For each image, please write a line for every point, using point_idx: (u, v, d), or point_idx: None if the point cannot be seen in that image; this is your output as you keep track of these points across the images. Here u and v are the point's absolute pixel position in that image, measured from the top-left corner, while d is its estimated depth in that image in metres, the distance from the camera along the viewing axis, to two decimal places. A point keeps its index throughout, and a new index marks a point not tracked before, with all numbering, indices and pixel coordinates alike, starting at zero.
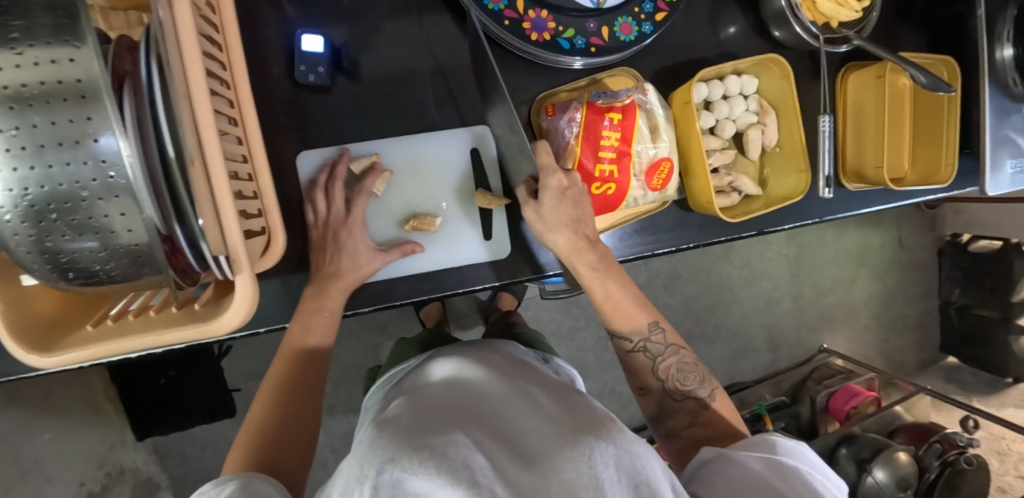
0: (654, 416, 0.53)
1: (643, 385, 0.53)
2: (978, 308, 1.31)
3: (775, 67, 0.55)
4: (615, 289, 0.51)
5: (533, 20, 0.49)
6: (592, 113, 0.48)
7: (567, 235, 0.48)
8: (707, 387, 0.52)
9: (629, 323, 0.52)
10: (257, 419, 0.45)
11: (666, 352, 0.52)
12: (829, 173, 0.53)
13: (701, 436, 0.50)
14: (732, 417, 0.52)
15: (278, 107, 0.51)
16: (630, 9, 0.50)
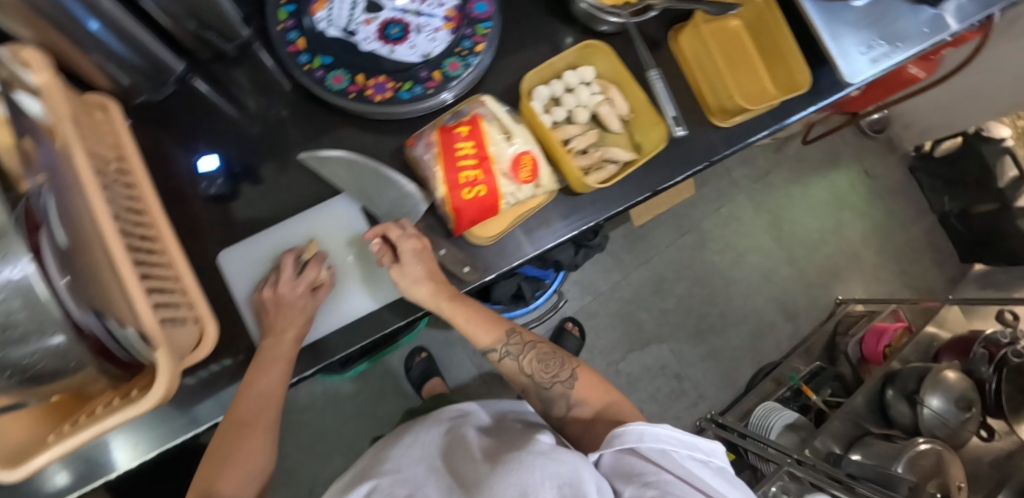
0: (542, 410, 0.61)
1: (525, 387, 0.61)
2: (977, 206, 1.27)
3: (599, 50, 0.61)
4: (477, 317, 0.59)
5: (374, 86, 0.57)
6: (445, 133, 0.53)
7: (424, 287, 0.54)
8: (567, 369, 0.59)
9: (483, 339, 0.60)
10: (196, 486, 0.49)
11: (525, 352, 0.60)
12: (674, 114, 0.60)
13: (584, 416, 0.58)
14: (601, 387, 0.59)
15: (194, 223, 0.59)
16: (452, 51, 0.58)
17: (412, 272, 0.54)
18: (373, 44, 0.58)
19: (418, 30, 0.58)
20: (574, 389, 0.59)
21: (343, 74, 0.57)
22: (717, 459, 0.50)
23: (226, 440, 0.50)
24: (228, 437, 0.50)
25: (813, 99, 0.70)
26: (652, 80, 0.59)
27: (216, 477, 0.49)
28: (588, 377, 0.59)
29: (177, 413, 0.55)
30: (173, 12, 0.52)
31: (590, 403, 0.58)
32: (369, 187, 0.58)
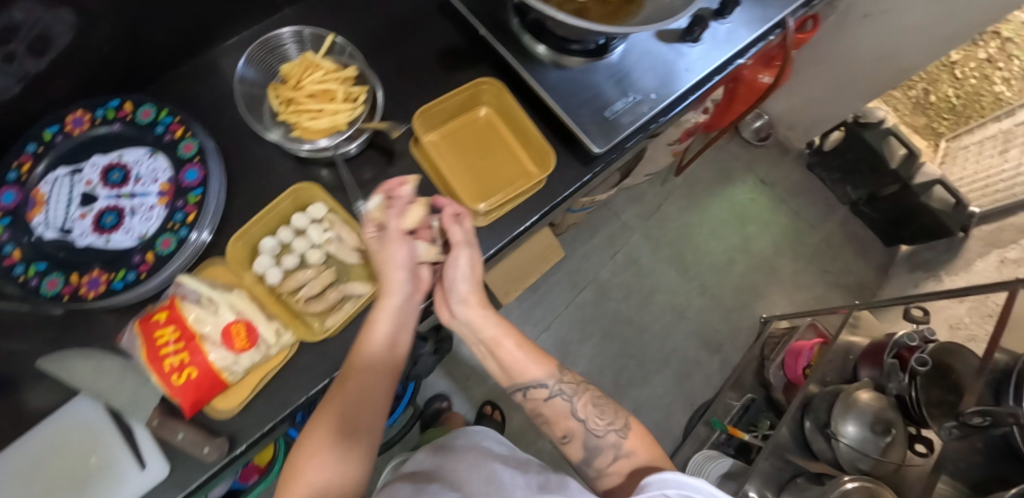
0: (581, 459, 0.54)
1: (566, 432, 0.54)
2: (884, 189, 1.22)
3: (317, 189, 0.59)
4: (529, 353, 0.55)
5: (88, 281, 0.56)
6: (144, 325, 0.52)
7: (471, 281, 0.54)
8: (621, 418, 0.53)
9: (531, 372, 0.55)
10: (319, 432, 0.46)
11: (577, 393, 0.55)
12: (382, 247, 0.57)
13: (626, 471, 0.51)
14: (651, 447, 0.52)
15: None
16: (165, 227, 0.57)
17: (457, 236, 0.53)
18: (88, 237, 0.57)
19: (133, 213, 0.58)
20: (627, 440, 0.52)
21: (58, 276, 0.55)
22: None
23: (343, 404, 0.48)
24: (344, 408, 0.48)
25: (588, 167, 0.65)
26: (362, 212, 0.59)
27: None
28: (640, 433, 0.53)
29: None
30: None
31: (638, 457, 0.51)
32: (100, 380, 0.56)
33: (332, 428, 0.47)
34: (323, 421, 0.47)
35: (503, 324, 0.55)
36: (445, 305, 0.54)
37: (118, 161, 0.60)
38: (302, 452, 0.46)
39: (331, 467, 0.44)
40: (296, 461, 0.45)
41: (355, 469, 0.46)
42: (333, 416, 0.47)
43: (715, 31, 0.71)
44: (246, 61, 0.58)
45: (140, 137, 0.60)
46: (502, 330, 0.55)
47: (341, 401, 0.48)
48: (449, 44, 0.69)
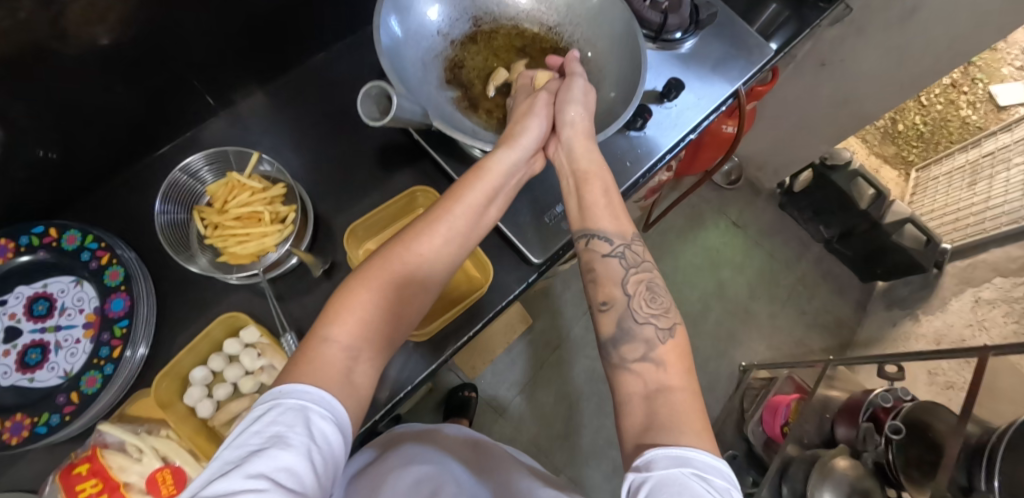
0: (609, 338, 0.47)
1: (607, 299, 0.49)
2: (856, 227, 1.21)
3: (245, 317, 0.57)
4: (614, 200, 0.53)
5: (9, 426, 0.53)
6: (65, 477, 0.49)
7: (580, 118, 0.54)
8: (670, 321, 0.47)
9: (616, 225, 0.51)
10: (372, 283, 0.42)
11: (637, 267, 0.50)
12: None
13: (650, 377, 0.43)
14: (692, 379, 0.43)
15: None
16: (91, 363, 0.55)
17: (574, 95, 0.54)
18: (11, 376, 0.55)
19: (58, 348, 0.56)
20: (667, 346, 0.45)
21: None
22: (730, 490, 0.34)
23: (411, 256, 0.44)
24: (405, 249, 0.44)
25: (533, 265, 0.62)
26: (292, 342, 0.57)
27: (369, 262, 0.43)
28: (683, 352, 0.45)
29: None
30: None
31: (671, 371, 0.43)
32: None
33: (404, 273, 0.44)
34: (375, 272, 0.43)
35: (595, 165, 0.53)
36: (535, 140, 0.53)
37: (44, 291, 0.58)
38: (383, 280, 0.42)
39: (366, 325, 0.40)
40: (327, 314, 0.40)
41: (388, 338, 0.42)
42: (395, 268, 0.43)
43: (659, 115, 0.70)
44: (162, 203, 0.56)
45: (65, 264, 0.59)
46: (595, 166, 0.53)
47: (406, 244, 0.45)
48: (386, 141, 0.68)
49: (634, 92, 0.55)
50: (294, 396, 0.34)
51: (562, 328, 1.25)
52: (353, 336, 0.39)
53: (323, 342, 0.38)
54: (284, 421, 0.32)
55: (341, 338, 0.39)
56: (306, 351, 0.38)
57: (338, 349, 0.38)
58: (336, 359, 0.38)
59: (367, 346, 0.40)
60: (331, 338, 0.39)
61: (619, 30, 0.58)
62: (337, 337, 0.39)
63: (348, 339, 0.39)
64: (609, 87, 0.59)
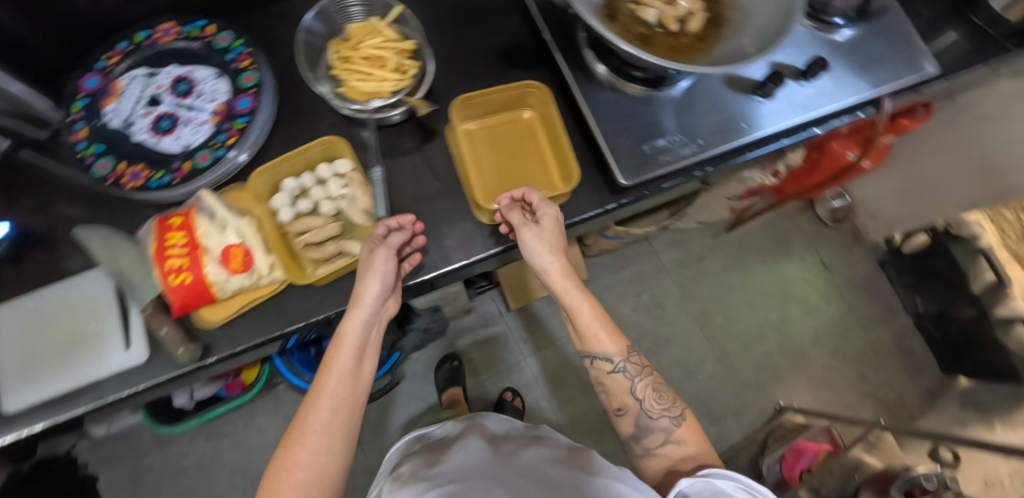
0: (630, 435, 0.57)
1: (621, 405, 0.58)
2: (955, 309, 1.10)
3: (344, 144, 0.61)
4: (587, 299, 0.56)
5: (130, 173, 0.61)
6: (159, 225, 0.56)
7: (555, 256, 0.56)
8: (678, 408, 0.56)
9: (602, 344, 0.56)
10: (290, 445, 0.45)
11: (641, 372, 0.57)
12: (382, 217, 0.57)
13: (672, 455, 0.54)
14: (702, 442, 0.55)
15: None
16: (207, 143, 0.61)
17: (551, 236, 0.55)
18: (144, 135, 0.63)
19: (185, 123, 0.63)
20: (679, 430, 0.55)
21: (109, 162, 0.62)
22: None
23: (327, 402, 0.47)
24: (318, 398, 0.47)
25: (615, 197, 0.63)
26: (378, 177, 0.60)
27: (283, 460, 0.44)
28: (693, 428, 0.56)
29: None
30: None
31: (688, 447, 0.54)
32: (117, 258, 0.61)
33: (320, 416, 0.46)
34: (290, 434, 0.45)
35: (566, 266, 0.56)
36: (378, 293, 0.51)
37: (186, 75, 0.65)
38: (297, 433, 0.45)
39: (316, 469, 0.44)
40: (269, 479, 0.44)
41: (339, 465, 0.46)
42: (301, 421, 0.46)
43: (792, 90, 0.67)
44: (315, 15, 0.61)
45: (211, 58, 0.65)
46: (565, 267, 0.56)
47: (318, 398, 0.47)
48: (512, 42, 0.70)
49: (769, 47, 0.52)
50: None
51: None
52: (300, 479, 0.43)
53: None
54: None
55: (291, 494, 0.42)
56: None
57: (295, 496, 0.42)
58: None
59: (318, 481, 0.44)
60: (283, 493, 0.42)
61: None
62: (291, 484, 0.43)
63: None
64: (746, 37, 0.55)
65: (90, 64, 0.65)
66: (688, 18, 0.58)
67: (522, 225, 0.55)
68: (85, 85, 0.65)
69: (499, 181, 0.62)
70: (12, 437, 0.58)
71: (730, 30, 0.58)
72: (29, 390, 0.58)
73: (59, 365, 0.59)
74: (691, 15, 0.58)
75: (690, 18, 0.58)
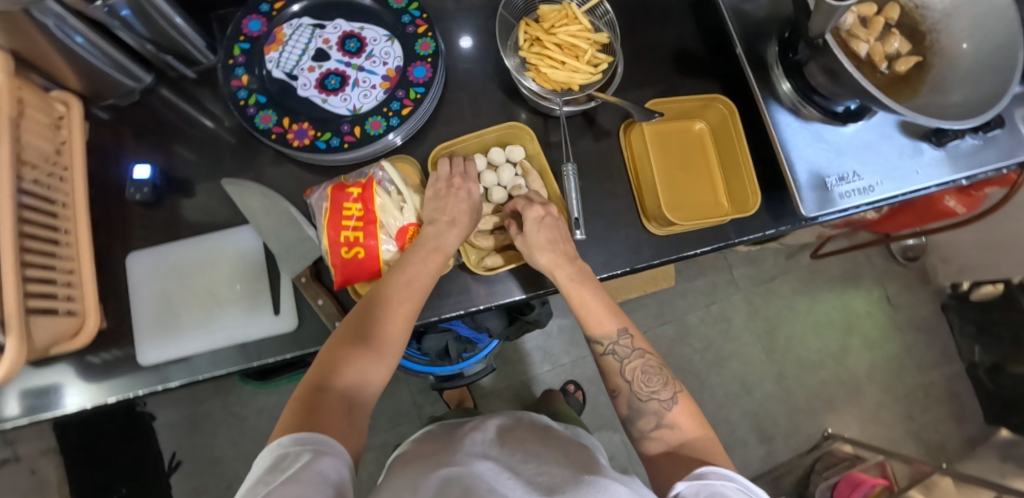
0: (625, 418, 0.52)
1: (615, 389, 0.54)
2: (1012, 365, 1.11)
3: (525, 133, 0.61)
4: (583, 286, 0.54)
5: (296, 130, 0.58)
6: (337, 192, 0.54)
7: (548, 253, 0.54)
8: (670, 389, 0.51)
9: (598, 325, 0.54)
10: (330, 352, 0.47)
11: (631, 355, 0.53)
12: (577, 217, 0.57)
13: (668, 441, 0.49)
14: (700, 426, 0.49)
15: (134, 215, 0.63)
16: (379, 110, 0.59)
17: (535, 238, 0.55)
18: (310, 91, 0.60)
19: (355, 85, 0.60)
20: (671, 413, 0.50)
21: (271, 114, 0.59)
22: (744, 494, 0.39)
23: (381, 333, 0.49)
24: (370, 321, 0.49)
25: (775, 222, 0.64)
26: (566, 173, 0.58)
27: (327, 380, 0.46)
28: (689, 410, 0.50)
29: (41, 389, 0.58)
30: (148, 36, 0.57)
31: (682, 431, 0.49)
32: (269, 218, 0.59)
33: (347, 357, 0.47)
34: (333, 342, 0.48)
35: (558, 258, 0.54)
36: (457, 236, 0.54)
37: (355, 32, 0.62)
38: (342, 348, 0.48)
39: (351, 385, 0.46)
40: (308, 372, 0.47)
41: (369, 394, 0.48)
42: (347, 333, 0.49)
43: (962, 144, 0.63)
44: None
45: (383, 17, 0.62)
46: (557, 260, 0.54)
47: (372, 322, 0.49)
48: (681, 48, 0.68)
49: (976, 115, 0.50)
50: (299, 435, 0.39)
51: (674, 308, 1.21)
52: (342, 390, 0.45)
53: (311, 394, 0.44)
54: (305, 444, 0.38)
55: (332, 391, 0.45)
56: (305, 400, 0.43)
57: (336, 396, 0.44)
58: (336, 408, 0.44)
59: (352, 396, 0.46)
60: (322, 390, 0.44)
61: (994, 41, 0.52)
62: (335, 386, 0.45)
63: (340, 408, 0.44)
64: (955, 92, 0.53)
65: (253, 4, 0.61)
66: (897, 59, 0.56)
67: (516, 236, 0.57)
68: (247, 28, 0.61)
69: (673, 193, 0.63)
70: (147, 390, 0.58)
71: (934, 80, 0.55)
72: (166, 344, 0.57)
73: (202, 321, 0.58)
74: (900, 57, 0.56)
75: (898, 59, 0.56)
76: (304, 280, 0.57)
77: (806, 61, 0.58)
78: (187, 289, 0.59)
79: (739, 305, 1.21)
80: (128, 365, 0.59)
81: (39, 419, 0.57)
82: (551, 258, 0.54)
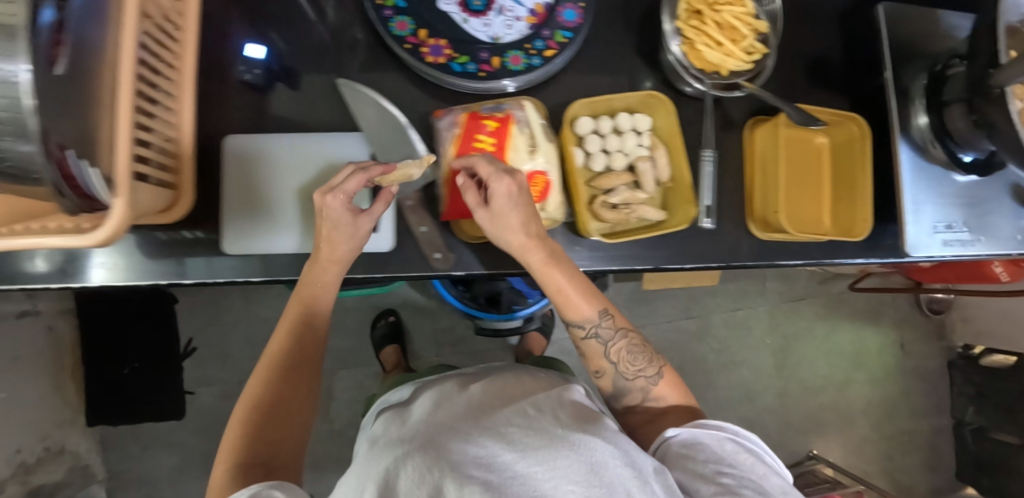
0: (610, 394, 0.56)
1: (599, 367, 0.55)
2: (997, 431, 1.13)
3: (660, 103, 0.59)
4: (558, 269, 0.51)
5: (431, 46, 0.55)
6: (473, 121, 0.52)
7: (518, 236, 0.49)
8: (655, 366, 0.54)
9: (576, 310, 0.53)
10: (239, 424, 0.48)
11: (615, 337, 0.54)
12: (709, 205, 0.57)
13: (653, 411, 0.54)
14: (680, 394, 0.54)
15: (236, 95, 0.61)
16: (521, 46, 0.56)
17: (507, 218, 0.48)
18: (451, 6, 0.56)
19: (499, 11, 0.56)
20: (657, 387, 0.54)
21: (408, 22, 0.55)
22: (722, 432, 0.45)
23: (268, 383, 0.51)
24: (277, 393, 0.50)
25: (868, 252, 0.65)
26: (704, 162, 0.57)
27: (247, 440, 0.47)
28: (672, 380, 0.55)
29: (142, 260, 0.57)
30: None
31: (667, 401, 0.54)
32: (383, 131, 0.57)
33: (238, 410, 0.49)
34: (236, 420, 0.48)
35: (531, 243, 0.49)
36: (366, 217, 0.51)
37: None
38: (252, 407, 0.49)
39: (269, 450, 0.47)
40: (217, 461, 0.46)
41: (292, 449, 0.49)
42: (245, 403, 0.50)
43: None
44: None
45: None
46: (530, 243, 0.49)
47: (269, 388, 0.51)
48: (822, 54, 0.68)
49: None
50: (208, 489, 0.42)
51: (700, 307, 1.23)
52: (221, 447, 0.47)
53: (224, 472, 0.45)
54: (256, 490, 0.40)
55: (254, 460, 0.46)
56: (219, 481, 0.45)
57: (249, 461, 0.46)
58: (260, 470, 0.45)
59: (275, 455, 0.47)
60: (243, 459, 0.46)
61: None
62: (244, 451, 0.46)
63: (270, 458, 0.47)
64: None
65: None
66: None
67: (476, 207, 0.49)
68: None
69: None
70: (230, 277, 0.58)
71: None
72: (261, 236, 0.58)
73: (296, 221, 0.59)
74: None
75: None
76: (411, 204, 0.57)
77: (953, 101, 0.58)
78: (288, 187, 0.59)
79: (761, 318, 1.24)
80: (204, 249, 0.59)
81: (141, 284, 0.58)
82: (520, 242, 0.49)
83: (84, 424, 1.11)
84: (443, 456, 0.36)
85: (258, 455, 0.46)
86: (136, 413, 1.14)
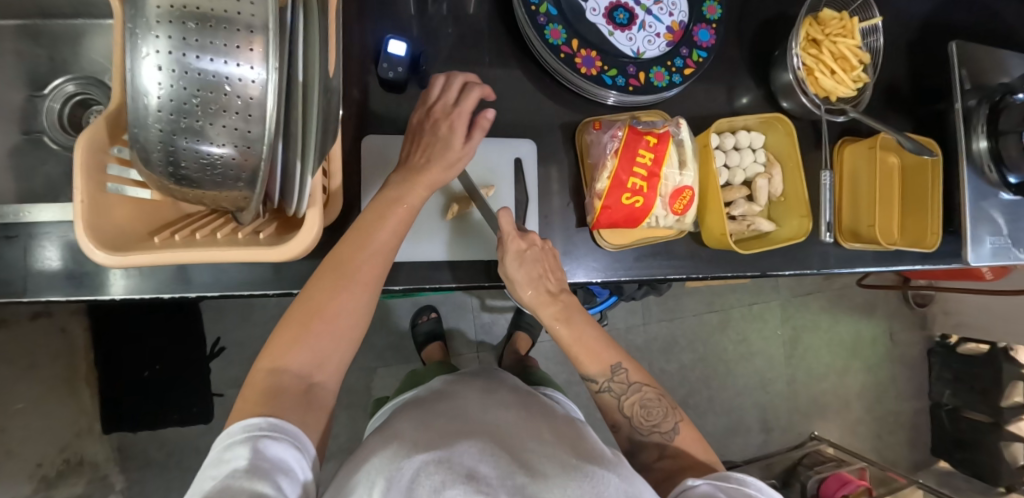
0: (626, 451, 0.55)
1: (614, 423, 0.55)
2: (968, 410, 1.34)
3: (780, 125, 0.64)
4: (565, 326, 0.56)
5: (585, 57, 0.57)
6: (633, 134, 0.54)
7: (529, 293, 0.55)
8: (670, 421, 0.53)
9: (585, 364, 0.56)
10: (292, 322, 0.46)
11: (629, 390, 0.54)
12: (830, 221, 0.63)
13: (673, 465, 0.51)
14: (702, 450, 0.52)
15: (370, 92, 0.59)
16: (664, 62, 0.58)
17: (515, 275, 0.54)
18: (600, 19, 0.57)
19: (643, 25, 0.59)
20: (672, 444, 0.52)
21: (561, 31, 0.56)
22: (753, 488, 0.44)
23: (340, 290, 0.47)
24: (333, 289, 0.47)
25: (927, 261, 0.74)
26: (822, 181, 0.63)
27: (291, 353, 0.45)
28: (690, 437, 0.53)
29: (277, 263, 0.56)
30: None
31: (683, 459, 0.51)
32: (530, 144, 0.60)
33: (308, 313, 0.46)
34: (286, 318, 0.46)
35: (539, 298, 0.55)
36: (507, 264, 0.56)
37: None
38: (309, 308, 0.46)
39: (313, 357, 0.46)
40: (261, 355, 0.45)
41: (339, 358, 0.48)
42: (303, 307, 0.46)
43: None
44: None
45: None
46: (540, 299, 0.56)
47: (331, 290, 0.47)
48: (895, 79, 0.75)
49: None
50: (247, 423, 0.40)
51: (723, 301, 1.32)
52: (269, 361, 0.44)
53: (262, 370, 0.44)
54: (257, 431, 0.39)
55: (288, 369, 0.44)
56: (261, 384, 0.43)
57: (292, 376, 0.44)
58: (297, 388, 0.44)
59: (318, 369, 0.46)
60: (279, 371, 0.44)
61: None
62: (291, 363, 0.45)
63: (310, 372, 0.45)
64: None
65: None
66: None
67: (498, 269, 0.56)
68: None
69: None
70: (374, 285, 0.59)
71: None
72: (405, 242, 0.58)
73: (436, 228, 0.59)
74: None
75: None
76: None
77: (1010, 132, 0.66)
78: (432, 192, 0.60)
79: (776, 311, 1.35)
80: None
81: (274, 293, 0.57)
82: (536, 297, 0.56)
83: (102, 432, 1.03)
84: (452, 476, 0.36)
85: (299, 371, 0.45)
86: (160, 417, 1.08)
